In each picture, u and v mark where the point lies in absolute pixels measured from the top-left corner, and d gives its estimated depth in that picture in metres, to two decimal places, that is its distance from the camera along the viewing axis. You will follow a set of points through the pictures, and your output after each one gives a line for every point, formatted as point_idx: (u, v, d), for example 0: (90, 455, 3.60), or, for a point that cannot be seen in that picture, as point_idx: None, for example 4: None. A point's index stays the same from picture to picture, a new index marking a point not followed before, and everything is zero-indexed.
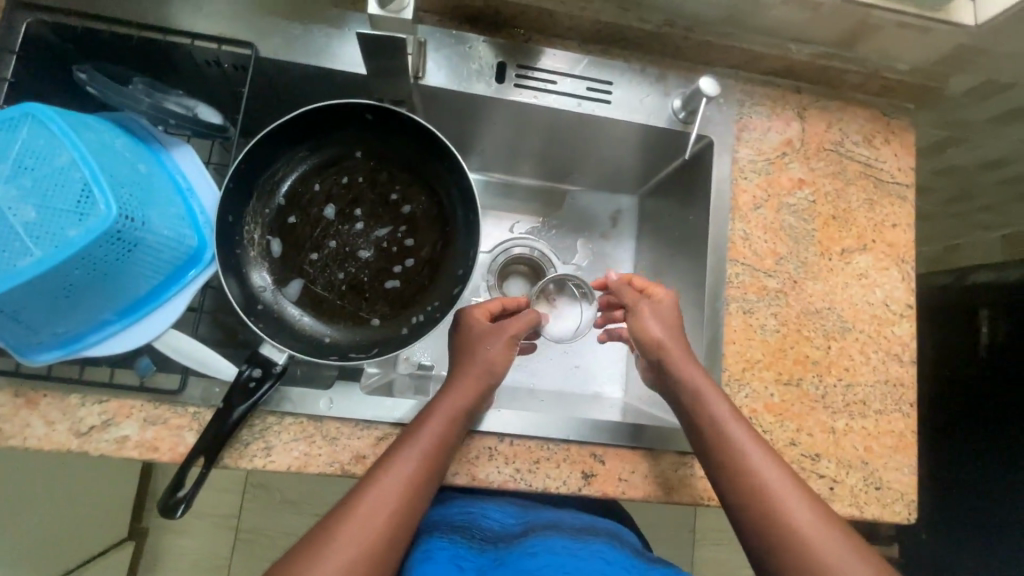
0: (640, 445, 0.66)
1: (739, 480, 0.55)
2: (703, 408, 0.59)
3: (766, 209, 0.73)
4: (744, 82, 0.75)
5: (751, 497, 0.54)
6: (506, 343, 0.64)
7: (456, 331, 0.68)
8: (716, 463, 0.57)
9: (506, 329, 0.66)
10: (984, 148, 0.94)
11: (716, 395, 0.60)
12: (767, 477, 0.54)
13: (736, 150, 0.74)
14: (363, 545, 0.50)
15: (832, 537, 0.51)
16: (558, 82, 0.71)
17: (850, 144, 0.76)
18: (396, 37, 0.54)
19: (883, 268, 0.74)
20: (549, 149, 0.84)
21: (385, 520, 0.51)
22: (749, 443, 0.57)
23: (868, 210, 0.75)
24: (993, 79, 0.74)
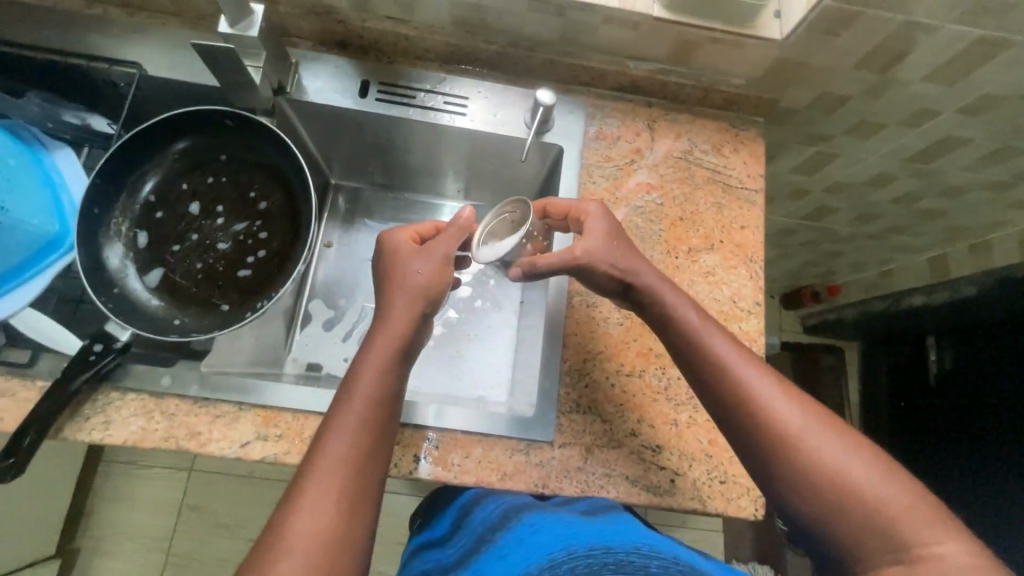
0: (474, 430, 0.68)
1: (725, 398, 0.57)
2: (680, 331, 0.62)
3: (613, 209, 0.78)
4: (596, 98, 0.83)
5: (737, 414, 0.56)
6: (437, 263, 0.64)
7: (381, 252, 0.68)
8: (703, 384, 0.59)
9: (436, 252, 0.65)
10: (859, 163, 0.98)
11: (690, 308, 0.62)
12: (752, 389, 0.56)
13: (583, 158, 0.80)
14: (342, 474, 0.52)
15: (820, 438, 0.52)
16: (417, 97, 0.80)
17: (699, 152, 0.82)
18: (221, 49, 0.63)
19: (730, 267, 0.77)
20: (429, 160, 0.92)
21: (348, 454, 0.53)
22: (726, 345, 0.59)
23: (716, 213, 0.79)
24: (827, 92, 0.80)
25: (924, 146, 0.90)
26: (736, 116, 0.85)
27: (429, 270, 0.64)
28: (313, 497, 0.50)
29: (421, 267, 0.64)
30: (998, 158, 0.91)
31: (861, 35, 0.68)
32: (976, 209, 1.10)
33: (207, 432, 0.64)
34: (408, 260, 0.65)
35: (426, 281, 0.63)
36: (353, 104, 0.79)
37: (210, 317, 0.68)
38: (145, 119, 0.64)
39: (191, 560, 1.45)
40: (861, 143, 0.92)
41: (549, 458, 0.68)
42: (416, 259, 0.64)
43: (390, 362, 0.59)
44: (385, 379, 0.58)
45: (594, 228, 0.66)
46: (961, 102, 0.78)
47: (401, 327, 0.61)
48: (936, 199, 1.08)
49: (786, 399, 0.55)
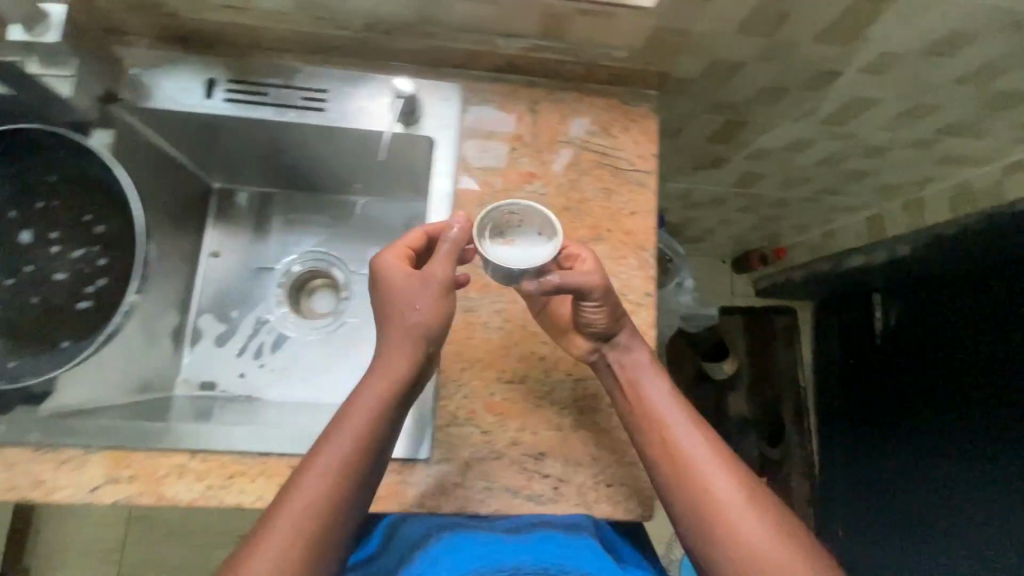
0: None
1: (663, 454, 0.59)
2: (630, 380, 0.63)
3: (492, 205, 0.72)
4: (472, 82, 0.76)
5: (669, 471, 0.58)
6: (441, 296, 0.58)
7: (376, 283, 0.60)
8: (648, 440, 0.60)
9: (432, 278, 0.58)
10: (772, 130, 0.93)
11: (653, 372, 0.63)
12: (690, 450, 0.58)
13: (460, 148, 0.74)
14: (305, 527, 0.50)
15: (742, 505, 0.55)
16: (271, 93, 0.72)
17: (586, 134, 0.76)
18: None
19: (619, 257, 0.73)
20: (310, 160, 0.86)
21: (314, 507, 0.51)
22: (675, 409, 0.61)
23: (605, 199, 0.74)
24: (718, 60, 0.73)
25: (834, 108, 0.85)
26: (628, 91, 0.78)
27: (423, 311, 0.58)
28: (269, 548, 0.49)
29: (422, 305, 0.58)
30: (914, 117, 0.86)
31: None
32: (902, 167, 1.06)
33: (52, 480, 0.60)
34: (405, 293, 0.58)
35: (426, 321, 0.58)
36: (198, 103, 0.71)
37: (46, 357, 0.63)
38: None
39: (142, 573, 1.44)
40: (768, 109, 0.86)
41: (425, 476, 0.65)
42: (406, 294, 0.58)
43: (382, 415, 0.56)
44: (373, 433, 0.55)
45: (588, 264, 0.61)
46: (860, 64, 0.72)
47: (389, 378, 0.57)
48: (861, 160, 1.03)
49: (723, 467, 0.57)
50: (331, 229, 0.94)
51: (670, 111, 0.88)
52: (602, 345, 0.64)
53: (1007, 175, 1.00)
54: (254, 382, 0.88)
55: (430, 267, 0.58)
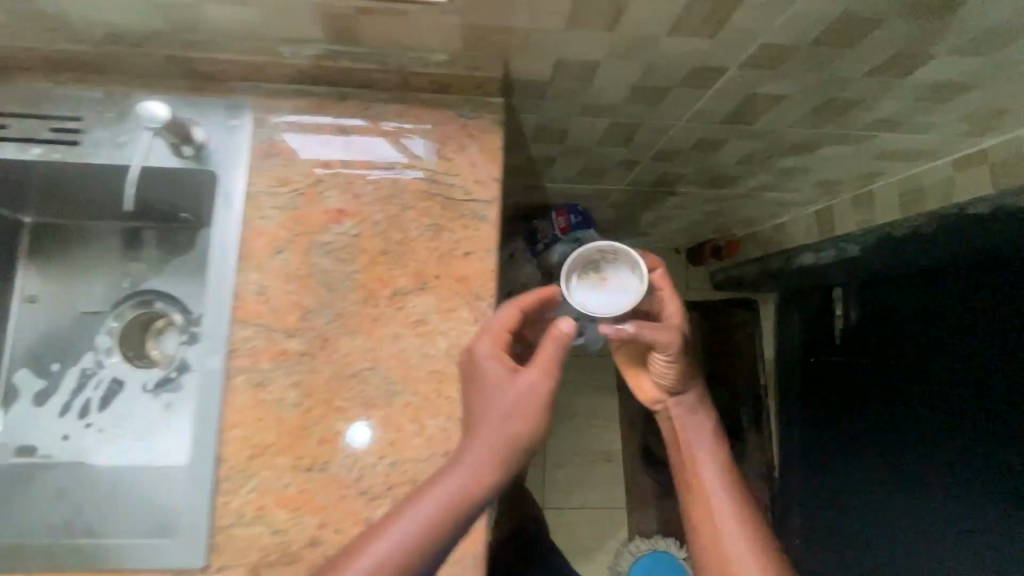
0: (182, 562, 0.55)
1: (720, 496, 0.69)
2: (683, 428, 0.74)
3: (289, 252, 0.60)
4: (266, 97, 0.61)
5: (699, 515, 0.69)
6: (545, 379, 0.55)
7: (466, 373, 0.56)
8: (686, 483, 0.72)
9: (533, 363, 0.56)
10: (669, 130, 0.78)
11: (703, 437, 0.73)
12: (716, 499, 0.69)
13: (250, 182, 0.60)
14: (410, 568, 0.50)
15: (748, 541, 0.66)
16: (10, 125, 0.59)
17: (410, 157, 0.62)
18: None
19: (448, 310, 0.60)
20: None
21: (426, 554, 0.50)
22: (716, 472, 0.71)
23: (432, 239, 0.61)
24: (563, 60, 0.58)
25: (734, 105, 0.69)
26: (465, 98, 0.63)
27: (521, 417, 0.54)
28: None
29: (515, 395, 0.54)
30: (834, 111, 0.70)
31: None
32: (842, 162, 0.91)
33: None
34: (491, 391, 0.54)
35: (525, 406, 0.54)
36: None
37: None
38: None
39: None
40: (655, 110, 0.71)
41: None
42: (496, 389, 0.54)
43: (479, 483, 0.52)
44: (459, 508, 0.51)
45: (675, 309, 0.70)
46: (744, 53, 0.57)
47: (467, 475, 0.52)
48: (787, 158, 0.88)
49: (737, 527, 0.67)
50: (154, 269, 0.82)
51: (538, 115, 0.73)
52: (667, 397, 0.75)
53: (958, 173, 0.86)
54: (77, 447, 0.77)
55: (533, 372, 0.56)
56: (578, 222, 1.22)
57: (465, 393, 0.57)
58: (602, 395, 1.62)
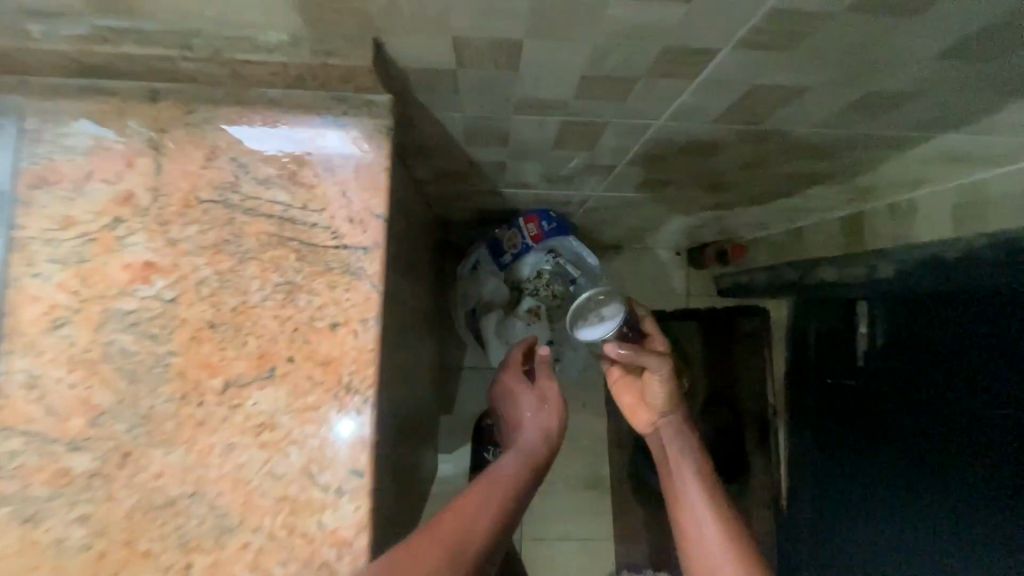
0: None
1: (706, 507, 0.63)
2: (669, 447, 0.71)
3: (75, 326, 0.41)
4: (42, 99, 0.43)
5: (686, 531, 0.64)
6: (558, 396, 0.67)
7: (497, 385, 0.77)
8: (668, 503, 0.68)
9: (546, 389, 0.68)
10: (644, 130, 0.58)
11: (686, 451, 0.70)
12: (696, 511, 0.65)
13: (18, 224, 0.42)
14: None
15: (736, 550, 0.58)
16: None
17: (253, 184, 0.43)
18: None
19: (306, 407, 0.42)
20: None
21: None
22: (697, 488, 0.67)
23: (284, 303, 0.42)
24: (465, 42, 0.39)
25: (733, 99, 0.49)
26: (331, 96, 0.44)
27: (550, 409, 0.66)
28: None
29: (539, 404, 0.67)
30: (875, 107, 0.50)
31: None
32: (882, 161, 0.70)
33: None
34: (518, 400, 0.71)
35: (549, 419, 0.64)
36: None
37: None
38: None
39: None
40: (621, 105, 0.50)
41: None
42: (525, 400, 0.70)
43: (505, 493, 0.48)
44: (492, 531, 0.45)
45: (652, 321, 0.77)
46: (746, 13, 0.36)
47: (489, 499, 0.47)
48: (803, 160, 0.68)
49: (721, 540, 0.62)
50: None
51: (459, 113, 0.53)
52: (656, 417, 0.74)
53: None
54: None
55: (544, 385, 0.69)
56: (552, 230, 1.03)
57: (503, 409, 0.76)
58: (589, 417, 1.44)
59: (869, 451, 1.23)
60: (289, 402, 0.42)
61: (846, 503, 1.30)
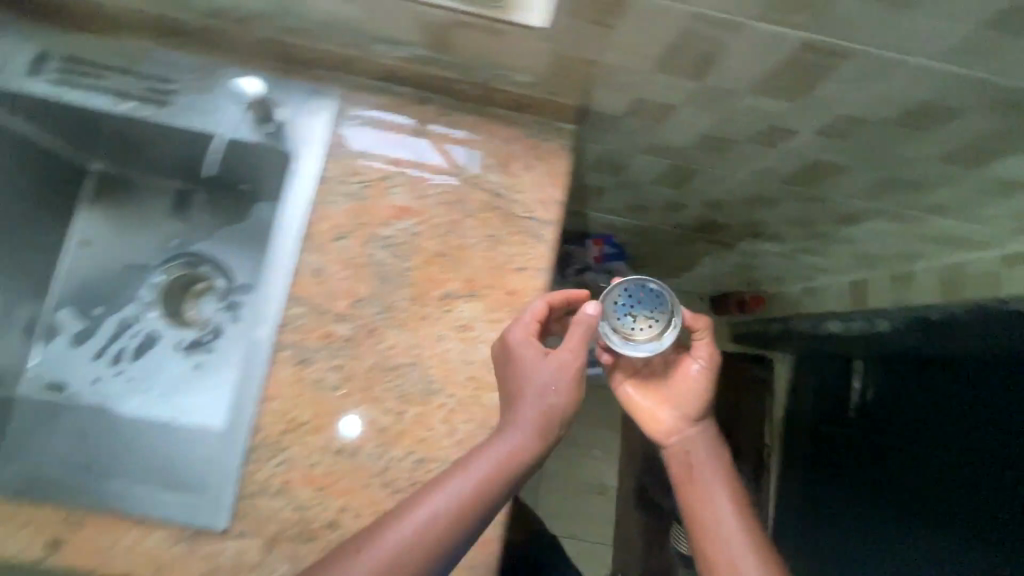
0: (221, 526, 0.56)
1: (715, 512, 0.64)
2: (689, 453, 0.68)
3: (350, 240, 0.61)
4: (351, 89, 0.64)
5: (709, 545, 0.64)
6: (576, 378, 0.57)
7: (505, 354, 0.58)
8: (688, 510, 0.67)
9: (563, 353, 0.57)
10: (726, 181, 0.80)
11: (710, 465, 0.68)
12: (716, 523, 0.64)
13: (325, 168, 0.62)
14: (445, 528, 0.51)
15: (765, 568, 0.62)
16: (111, 78, 0.61)
17: (478, 168, 0.64)
18: None
19: (494, 320, 0.62)
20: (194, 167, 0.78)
21: (447, 521, 0.52)
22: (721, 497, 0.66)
23: (488, 249, 0.63)
24: (642, 103, 0.61)
25: (800, 166, 0.72)
26: (538, 121, 0.65)
27: (565, 387, 0.57)
28: (429, 511, 0.52)
29: (547, 380, 0.56)
30: (892, 189, 0.73)
31: (644, 27, 0.48)
32: (882, 234, 0.91)
33: None
34: (522, 365, 0.56)
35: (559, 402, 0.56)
36: (25, 84, 0.60)
37: None
38: None
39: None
40: (722, 159, 0.73)
41: (219, 552, 0.56)
42: (538, 371, 0.56)
43: (495, 481, 0.53)
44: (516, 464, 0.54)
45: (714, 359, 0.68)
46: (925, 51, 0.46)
47: (487, 465, 0.53)
48: (831, 225, 0.91)
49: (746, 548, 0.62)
50: (201, 230, 0.85)
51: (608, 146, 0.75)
52: (678, 423, 0.69)
53: (1004, 268, 0.84)
54: (107, 391, 0.80)
55: (562, 352, 0.57)
56: (612, 253, 1.26)
57: (502, 385, 0.58)
58: (604, 429, 1.60)
59: (892, 506, 1.22)
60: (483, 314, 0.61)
61: (837, 543, 1.38)
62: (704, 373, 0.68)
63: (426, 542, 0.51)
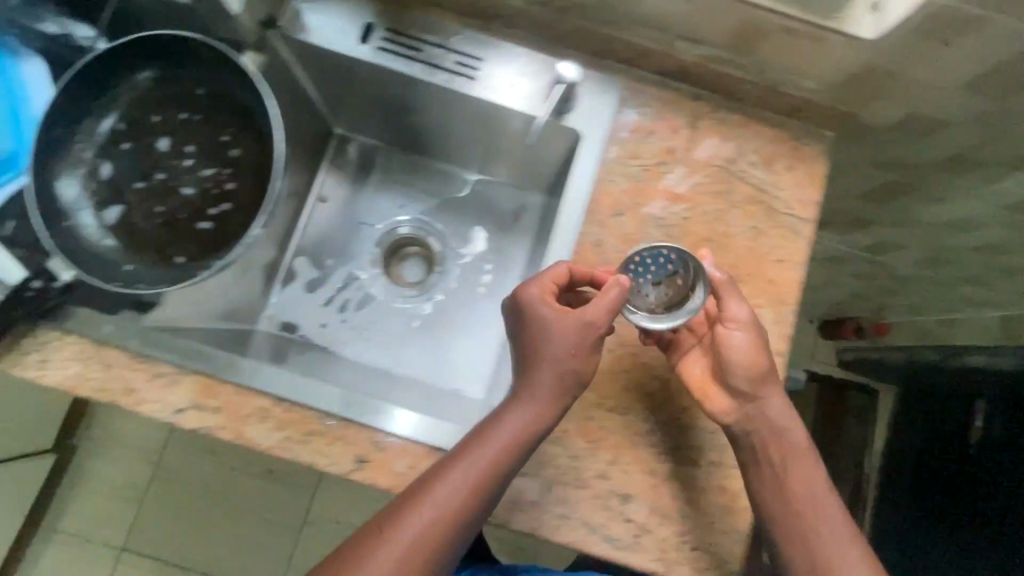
0: None
1: (779, 507, 0.58)
2: (778, 448, 0.59)
3: (628, 217, 0.67)
4: (634, 81, 0.69)
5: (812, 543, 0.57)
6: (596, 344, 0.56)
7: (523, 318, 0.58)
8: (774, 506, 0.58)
9: (592, 318, 0.56)
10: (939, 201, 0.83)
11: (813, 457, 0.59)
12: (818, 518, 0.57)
13: (607, 151, 0.68)
14: (465, 500, 0.53)
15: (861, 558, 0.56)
16: (427, 51, 0.68)
17: (745, 164, 0.69)
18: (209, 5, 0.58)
19: (754, 305, 0.66)
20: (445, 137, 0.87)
21: (472, 493, 0.53)
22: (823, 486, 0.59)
23: (750, 239, 0.67)
24: (916, 117, 0.65)
25: None
26: (799, 126, 0.70)
27: (566, 353, 0.56)
28: (454, 484, 0.53)
29: (577, 349, 0.56)
30: None
31: (982, 45, 0.52)
32: None
33: (143, 390, 0.60)
34: (556, 332, 0.56)
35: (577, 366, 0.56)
36: (356, 49, 0.68)
37: (142, 275, 0.62)
38: (129, 37, 0.59)
39: (185, 488, 1.49)
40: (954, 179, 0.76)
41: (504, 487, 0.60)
42: (561, 337, 0.56)
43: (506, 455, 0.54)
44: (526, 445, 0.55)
45: (750, 327, 0.59)
46: None
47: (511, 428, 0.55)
48: None
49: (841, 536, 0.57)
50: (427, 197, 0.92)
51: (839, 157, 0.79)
52: (741, 409, 0.60)
53: None
54: (334, 334, 0.87)
55: (594, 313, 0.56)
56: None
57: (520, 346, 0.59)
58: None
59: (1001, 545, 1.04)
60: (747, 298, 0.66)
61: None
62: (747, 341, 0.59)
63: (457, 517, 0.52)
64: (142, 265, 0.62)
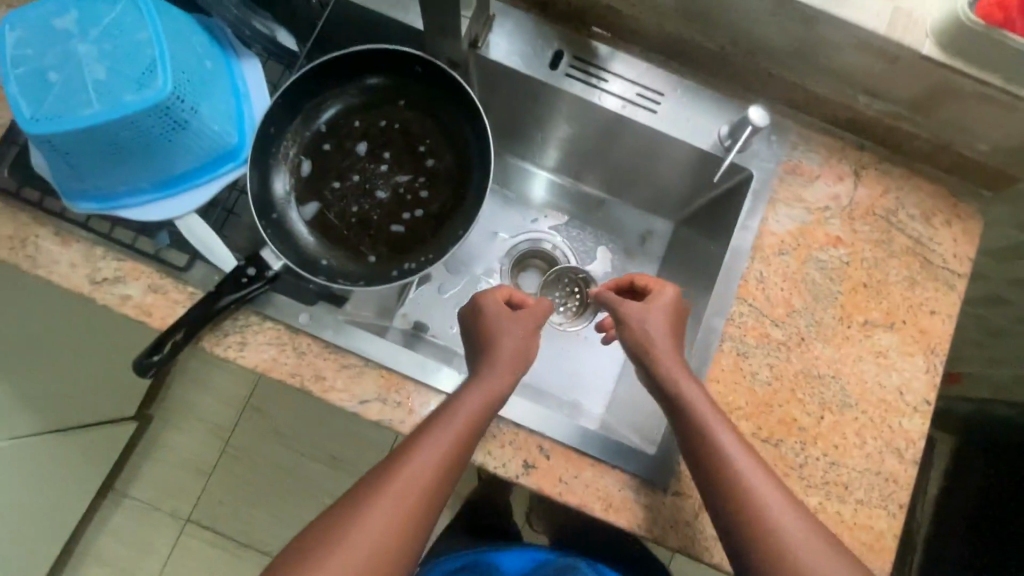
0: (671, 487, 0.65)
1: (727, 500, 0.54)
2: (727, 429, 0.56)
3: (791, 257, 0.70)
4: (803, 126, 0.73)
5: (727, 515, 0.53)
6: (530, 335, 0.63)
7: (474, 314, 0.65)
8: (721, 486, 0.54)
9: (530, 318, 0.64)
10: None
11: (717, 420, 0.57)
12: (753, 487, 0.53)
13: (774, 193, 0.71)
14: (422, 486, 0.52)
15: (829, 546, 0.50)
16: (610, 82, 0.73)
17: (904, 215, 0.71)
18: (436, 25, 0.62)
19: (907, 353, 0.69)
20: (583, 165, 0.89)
21: (431, 475, 0.52)
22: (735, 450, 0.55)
23: (907, 288, 0.70)
24: None
25: None
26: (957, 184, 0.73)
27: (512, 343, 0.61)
28: (413, 465, 0.52)
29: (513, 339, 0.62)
30: None
31: None
32: None
33: (331, 379, 0.64)
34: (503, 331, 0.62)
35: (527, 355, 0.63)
36: (543, 73, 0.73)
37: (337, 271, 0.66)
38: (356, 48, 0.63)
39: (253, 471, 1.46)
40: None
41: (659, 501, 0.65)
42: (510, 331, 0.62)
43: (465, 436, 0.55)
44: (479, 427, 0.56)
45: (665, 309, 0.64)
46: None
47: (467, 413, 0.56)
48: None
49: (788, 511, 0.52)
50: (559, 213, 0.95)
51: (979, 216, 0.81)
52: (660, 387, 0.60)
53: None
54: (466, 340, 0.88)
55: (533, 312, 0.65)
56: None
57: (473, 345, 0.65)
58: None
59: None
60: (900, 345, 0.69)
61: None
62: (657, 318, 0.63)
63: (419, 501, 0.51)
64: (337, 262, 0.67)
